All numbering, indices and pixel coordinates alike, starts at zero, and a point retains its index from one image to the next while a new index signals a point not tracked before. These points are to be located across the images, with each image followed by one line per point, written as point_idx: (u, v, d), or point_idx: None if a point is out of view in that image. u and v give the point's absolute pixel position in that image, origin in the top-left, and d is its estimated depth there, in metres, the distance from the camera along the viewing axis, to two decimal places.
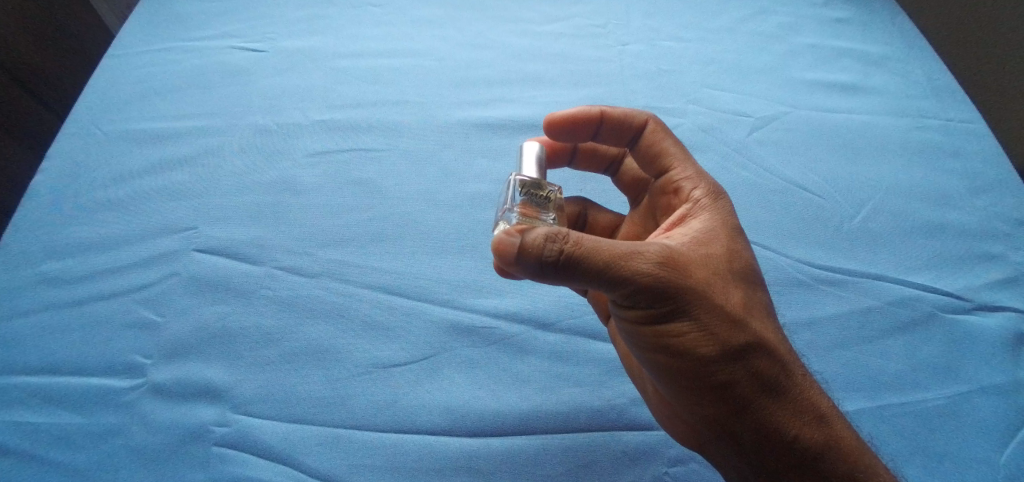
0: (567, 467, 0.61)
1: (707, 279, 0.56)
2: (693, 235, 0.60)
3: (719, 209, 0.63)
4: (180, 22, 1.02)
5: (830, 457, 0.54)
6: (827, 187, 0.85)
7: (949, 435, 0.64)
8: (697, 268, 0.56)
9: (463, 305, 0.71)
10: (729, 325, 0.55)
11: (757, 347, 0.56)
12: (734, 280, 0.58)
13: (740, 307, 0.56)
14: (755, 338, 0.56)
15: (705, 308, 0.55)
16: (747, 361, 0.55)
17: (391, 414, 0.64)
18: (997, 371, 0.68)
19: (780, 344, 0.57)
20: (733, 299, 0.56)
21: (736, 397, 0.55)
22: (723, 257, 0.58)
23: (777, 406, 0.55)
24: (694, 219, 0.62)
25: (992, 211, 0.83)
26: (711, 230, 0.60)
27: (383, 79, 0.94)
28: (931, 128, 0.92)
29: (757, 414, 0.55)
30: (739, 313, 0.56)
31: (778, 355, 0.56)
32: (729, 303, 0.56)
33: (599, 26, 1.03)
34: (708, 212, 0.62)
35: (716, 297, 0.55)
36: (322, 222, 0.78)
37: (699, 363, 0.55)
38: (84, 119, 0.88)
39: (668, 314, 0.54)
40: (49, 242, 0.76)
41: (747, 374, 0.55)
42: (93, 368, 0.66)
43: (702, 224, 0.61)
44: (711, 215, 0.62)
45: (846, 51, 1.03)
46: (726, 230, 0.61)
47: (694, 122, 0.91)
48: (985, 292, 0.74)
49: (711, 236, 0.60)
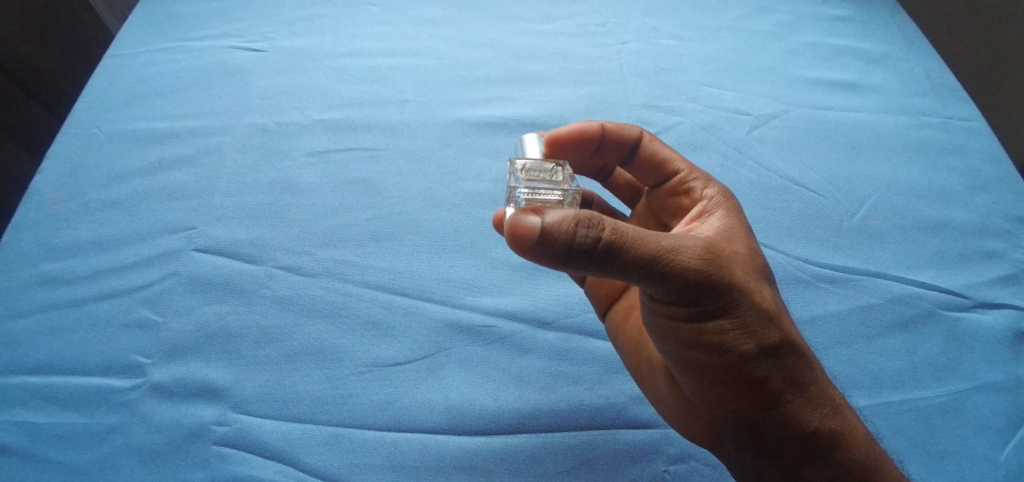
0: (568, 466, 0.61)
1: (743, 275, 0.55)
2: (717, 232, 0.59)
3: (736, 208, 0.63)
4: (179, 22, 1.02)
5: (849, 448, 0.55)
6: (827, 185, 0.85)
7: (950, 433, 0.64)
8: (732, 262, 0.55)
9: (462, 304, 0.71)
10: (764, 321, 0.55)
11: (787, 343, 0.56)
12: (760, 276, 0.58)
13: (771, 304, 0.56)
14: (784, 334, 0.56)
15: (744, 303, 0.54)
16: (779, 357, 0.55)
17: (391, 413, 0.64)
18: (997, 369, 0.68)
19: (804, 342, 0.57)
20: (764, 295, 0.56)
21: (767, 392, 0.54)
22: (748, 254, 0.58)
23: (805, 401, 0.55)
24: (713, 215, 0.62)
25: (992, 209, 0.83)
26: (730, 228, 0.60)
27: (382, 79, 0.94)
28: (931, 126, 0.92)
29: (785, 409, 0.55)
30: (771, 310, 0.56)
31: (801, 350, 0.56)
32: (762, 300, 0.56)
33: (598, 25, 1.03)
34: (726, 209, 0.62)
35: (752, 293, 0.55)
36: (322, 221, 0.78)
37: (735, 357, 0.54)
38: (84, 119, 0.88)
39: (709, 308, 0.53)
40: (49, 241, 0.76)
41: (777, 369, 0.55)
42: (93, 367, 0.66)
43: (720, 222, 0.61)
44: (729, 213, 0.62)
45: (845, 49, 1.03)
46: (743, 229, 0.61)
47: (693, 120, 0.91)
48: (985, 289, 0.74)
49: (732, 234, 0.60)
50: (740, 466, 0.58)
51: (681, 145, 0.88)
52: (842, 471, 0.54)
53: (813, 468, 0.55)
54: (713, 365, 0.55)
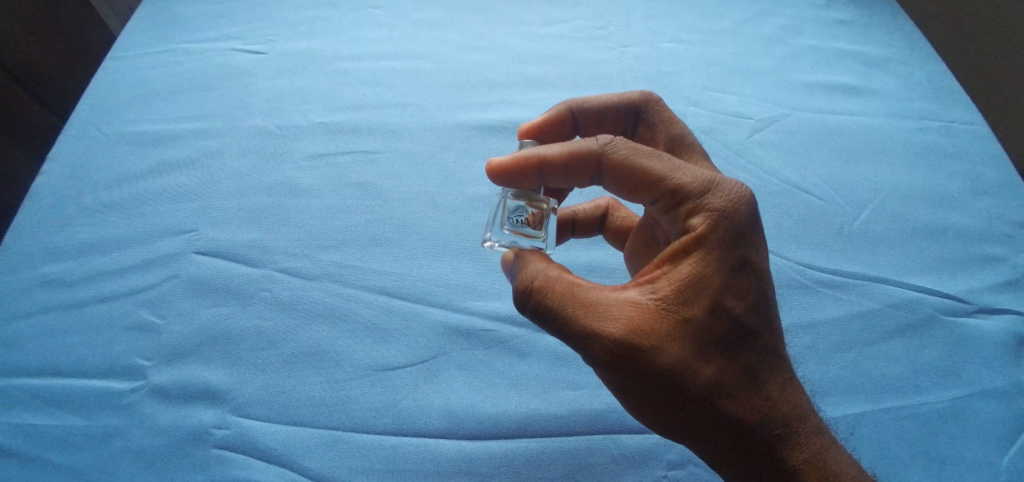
0: (566, 470, 0.61)
1: (681, 353, 0.52)
2: (679, 286, 0.54)
3: (716, 249, 0.54)
4: (181, 23, 1.02)
5: None
6: (828, 190, 0.85)
7: (950, 439, 0.64)
8: (671, 338, 0.52)
9: (462, 308, 0.71)
10: (707, 396, 0.53)
11: (737, 418, 0.53)
12: (713, 347, 0.53)
13: (722, 377, 0.53)
14: (726, 411, 0.53)
15: (679, 380, 0.53)
16: (713, 433, 0.54)
17: (390, 418, 0.64)
18: (999, 375, 0.68)
19: (757, 416, 0.54)
20: (707, 372, 0.53)
21: (702, 455, 0.56)
22: (709, 317, 0.53)
23: (738, 472, 0.55)
24: (686, 259, 0.55)
25: (994, 213, 0.82)
26: (698, 279, 0.54)
27: (384, 82, 0.94)
28: (932, 130, 0.92)
29: (731, 471, 0.55)
30: (715, 387, 0.53)
31: (757, 424, 0.54)
32: (701, 380, 0.53)
33: (599, 28, 1.03)
34: (703, 254, 0.54)
35: (693, 369, 0.52)
36: (322, 224, 0.78)
37: (674, 423, 0.55)
38: (86, 120, 0.89)
39: (633, 384, 0.54)
40: (50, 243, 0.76)
41: (723, 440, 0.54)
42: (94, 369, 0.66)
43: (689, 272, 0.54)
44: (705, 258, 0.54)
45: (848, 53, 1.03)
46: (717, 280, 0.54)
47: (695, 124, 0.91)
48: (986, 294, 0.74)
49: (699, 288, 0.53)
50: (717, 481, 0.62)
51: None
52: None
53: None
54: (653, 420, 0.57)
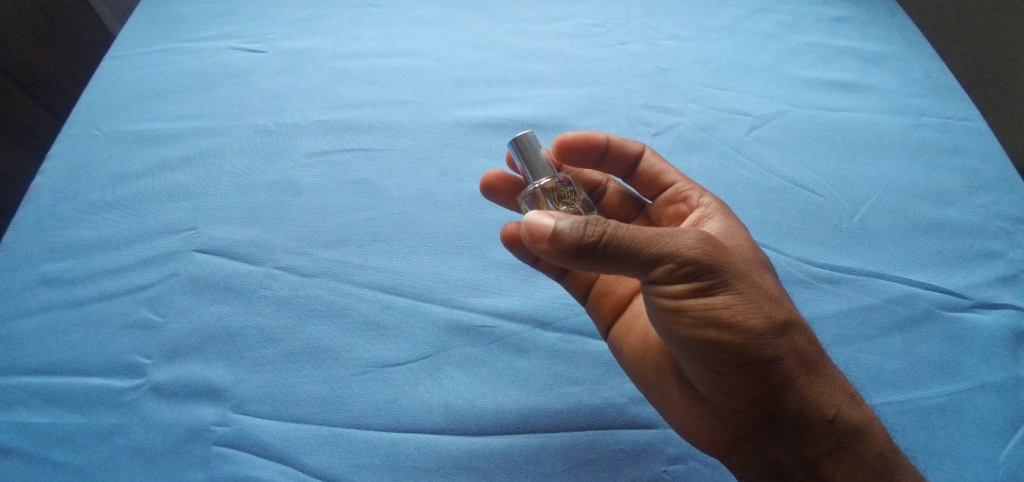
0: (566, 466, 0.61)
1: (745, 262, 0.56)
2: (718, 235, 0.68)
3: (729, 214, 0.71)
4: (180, 22, 1.02)
5: (864, 438, 0.54)
6: (827, 186, 0.85)
7: (948, 432, 0.64)
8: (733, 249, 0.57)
9: (463, 304, 0.71)
10: (775, 303, 0.55)
11: (801, 330, 0.55)
12: (755, 267, 0.61)
13: (775, 292, 0.57)
14: (792, 324, 0.55)
15: (752, 284, 0.54)
16: (794, 343, 0.54)
17: (390, 413, 0.64)
18: (998, 369, 0.68)
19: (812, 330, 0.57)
20: (763, 279, 0.57)
21: (788, 377, 0.54)
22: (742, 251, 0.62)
23: (819, 386, 0.54)
24: (710, 220, 0.71)
25: (992, 209, 0.83)
26: (728, 229, 0.69)
27: (383, 79, 0.94)
28: (931, 126, 0.92)
29: (803, 395, 0.54)
30: (776, 298, 0.56)
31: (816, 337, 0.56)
32: (766, 287, 0.56)
33: (598, 25, 1.04)
34: (720, 218, 0.71)
35: (756, 276, 0.56)
36: (322, 222, 0.78)
37: (752, 343, 0.53)
38: (85, 120, 0.89)
39: (715, 291, 0.52)
40: (49, 242, 0.76)
41: (795, 355, 0.54)
42: (94, 368, 0.66)
43: (719, 225, 0.70)
44: (726, 217, 0.71)
45: (846, 50, 1.03)
46: (741, 231, 0.69)
47: (693, 121, 0.91)
48: (984, 289, 0.74)
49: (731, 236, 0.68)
50: (777, 460, 0.56)
51: (681, 146, 0.88)
52: (863, 460, 0.54)
53: (838, 457, 0.54)
54: (726, 354, 0.53)
